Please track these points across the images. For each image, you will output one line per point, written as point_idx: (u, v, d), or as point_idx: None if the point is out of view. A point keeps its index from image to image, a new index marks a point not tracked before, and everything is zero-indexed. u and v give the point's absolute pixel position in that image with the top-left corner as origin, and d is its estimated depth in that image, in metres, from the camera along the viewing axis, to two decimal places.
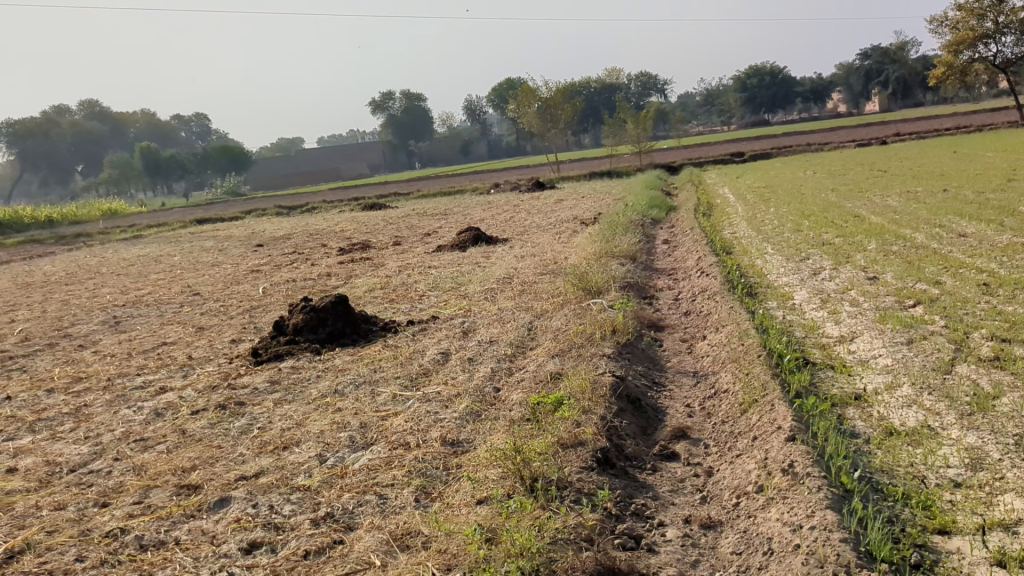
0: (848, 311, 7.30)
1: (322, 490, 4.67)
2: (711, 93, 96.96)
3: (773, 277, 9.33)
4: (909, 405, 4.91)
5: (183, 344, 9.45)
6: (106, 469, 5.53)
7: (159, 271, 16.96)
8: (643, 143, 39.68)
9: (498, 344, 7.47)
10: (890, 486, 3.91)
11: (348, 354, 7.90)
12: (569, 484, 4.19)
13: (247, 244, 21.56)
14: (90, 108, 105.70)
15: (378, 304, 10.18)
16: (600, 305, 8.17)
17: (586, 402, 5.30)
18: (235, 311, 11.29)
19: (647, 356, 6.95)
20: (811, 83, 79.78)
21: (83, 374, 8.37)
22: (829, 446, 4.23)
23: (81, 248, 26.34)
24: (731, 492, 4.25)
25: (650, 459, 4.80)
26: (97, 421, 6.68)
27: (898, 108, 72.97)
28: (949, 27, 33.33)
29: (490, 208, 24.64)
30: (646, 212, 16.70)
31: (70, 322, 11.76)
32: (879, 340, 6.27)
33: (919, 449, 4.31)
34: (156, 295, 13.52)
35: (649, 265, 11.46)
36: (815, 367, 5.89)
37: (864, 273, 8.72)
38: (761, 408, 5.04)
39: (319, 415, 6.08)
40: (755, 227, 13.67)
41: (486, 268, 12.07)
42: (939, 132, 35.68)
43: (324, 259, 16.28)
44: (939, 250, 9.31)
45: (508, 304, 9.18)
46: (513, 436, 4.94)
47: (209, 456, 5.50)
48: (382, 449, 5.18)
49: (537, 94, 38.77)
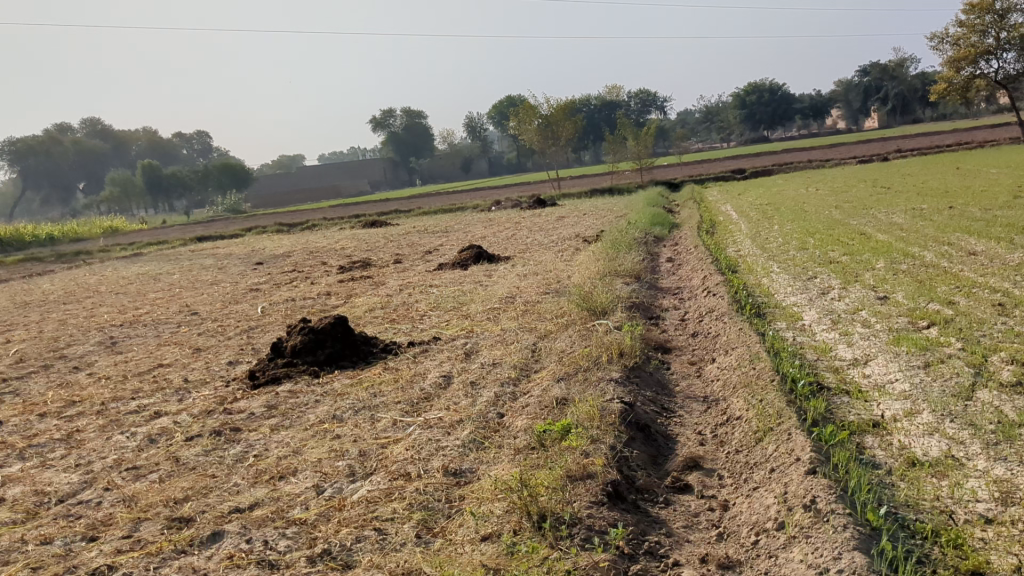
0: (860, 333, 7.10)
1: (319, 524, 4.47)
2: (709, 109, 97.08)
3: (782, 296, 9.14)
4: (931, 433, 4.71)
5: (179, 366, 9.27)
6: (95, 499, 5.33)
7: (158, 290, 16.82)
8: (644, 160, 39.54)
9: (502, 366, 7.30)
10: (917, 524, 3.71)
11: (348, 377, 7.71)
12: (579, 520, 3.99)
13: (247, 262, 21.43)
14: (91, 125, 105.57)
15: (378, 324, 10.02)
16: (606, 326, 7.96)
17: (595, 430, 5.10)
18: (233, 331, 11.12)
19: (655, 380, 6.74)
20: (809, 100, 79.83)
21: (78, 398, 8.16)
22: (852, 480, 4.03)
23: (79, 267, 26.12)
24: (750, 528, 4.04)
25: (662, 491, 4.60)
26: (88, 448, 6.48)
27: (897, 124, 73.06)
28: (950, 43, 33.30)
29: (491, 225, 24.58)
30: (648, 230, 16.51)
31: (67, 343, 11.58)
32: (894, 363, 6.07)
33: (944, 481, 4.11)
34: (154, 315, 13.36)
35: (654, 284, 11.30)
36: (830, 393, 5.67)
37: (875, 292, 8.54)
38: (777, 438, 4.84)
39: (318, 442, 5.89)
40: (760, 245, 13.52)
41: (487, 287, 11.91)
42: (941, 149, 35.59)
43: (325, 277, 16.14)
44: (951, 269, 9.14)
45: (512, 324, 9.00)
46: (519, 466, 4.73)
47: (203, 487, 5.31)
48: (382, 479, 4.98)
49: (537, 111, 38.73)
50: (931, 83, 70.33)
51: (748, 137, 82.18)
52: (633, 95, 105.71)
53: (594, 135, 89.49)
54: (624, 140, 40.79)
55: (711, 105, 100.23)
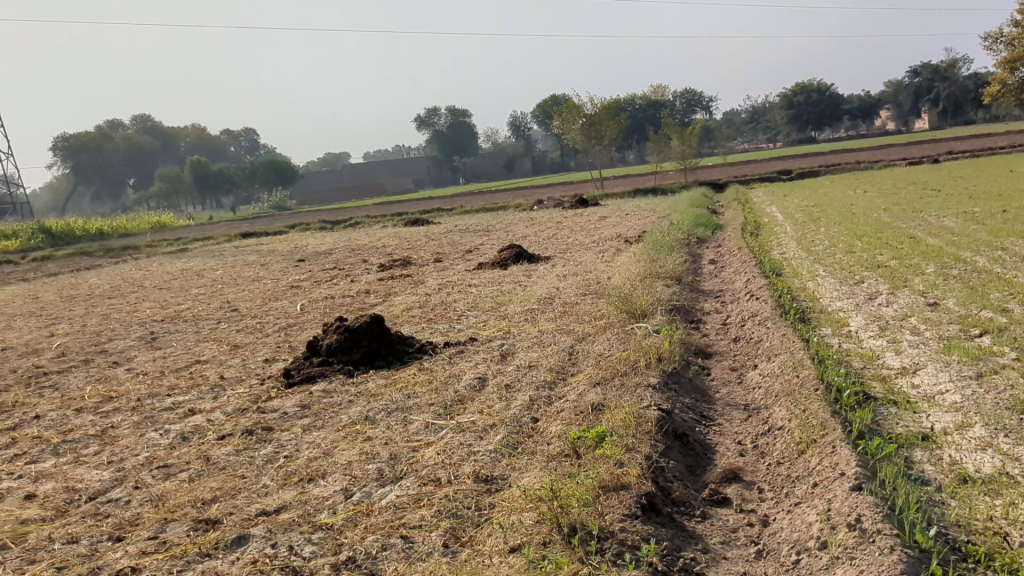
0: (909, 340, 6.84)
1: (345, 530, 4.37)
2: (756, 111, 95.82)
3: (828, 301, 8.89)
4: (984, 448, 4.48)
5: (216, 363, 9.25)
6: (124, 498, 5.28)
7: (201, 286, 16.90)
8: (688, 159, 39.09)
9: (538, 369, 7.16)
10: (969, 545, 3.51)
11: (382, 377, 7.61)
12: (611, 534, 3.84)
13: (290, 259, 21.49)
14: (142, 120, 107.11)
15: (415, 323, 9.93)
16: (645, 330, 7.76)
17: (630, 438, 4.94)
18: (271, 329, 11.08)
19: (694, 387, 6.56)
20: (858, 100, 78.49)
21: (115, 394, 8.17)
22: (899, 499, 3.83)
23: (126, 261, 26.37)
24: (790, 547, 3.85)
25: (699, 504, 4.43)
26: (122, 444, 6.45)
27: (948, 126, 71.54)
28: (1004, 44, 32.53)
29: (533, 225, 24.40)
30: (692, 231, 16.27)
31: (108, 338, 11.63)
32: (945, 373, 5.83)
33: (998, 501, 3.90)
34: (195, 310, 13.43)
35: (695, 286, 11.09)
36: (876, 403, 5.44)
37: (925, 298, 8.27)
38: (821, 451, 4.65)
39: (349, 444, 5.79)
40: (806, 247, 13.23)
41: (526, 287, 11.77)
42: (995, 151, 34.77)
43: (365, 275, 16.13)
44: (1004, 275, 8.83)
45: (550, 326, 8.85)
46: (550, 476, 4.59)
47: (232, 487, 5.23)
48: (411, 484, 4.87)
49: (581, 110, 38.50)
50: (984, 85, 68.76)
51: (795, 137, 80.99)
52: (679, 95, 104.63)
53: (638, 135, 89.20)
54: (668, 140, 40.35)
55: (758, 107, 99.03)
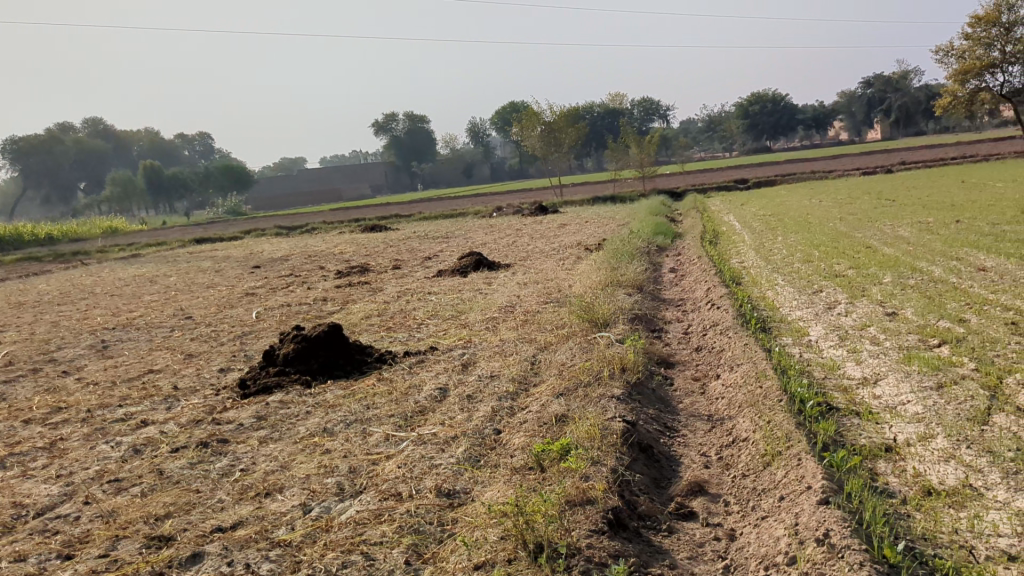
0: (869, 351, 6.87)
1: (304, 546, 4.25)
2: (712, 119, 96.80)
3: (787, 310, 8.94)
4: (947, 460, 4.49)
5: (169, 372, 9.04)
6: (74, 514, 5.10)
7: (154, 293, 16.57)
8: (647, 168, 39.28)
9: (500, 379, 7.08)
10: (937, 559, 3.50)
11: (341, 388, 7.46)
12: (578, 551, 3.78)
13: (245, 265, 21.17)
14: (94, 124, 105.33)
15: (374, 332, 9.80)
16: (607, 340, 7.72)
17: (595, 451, 4.88)
18: (226, 337, 10.88)
19: (658, 397, 6.53)
20: (812, 112, 79.72)
21: (64, 404, 7.93)
22: (867, 513, 3.82)
23: (77, 267, 25.82)
24: (758, 562, 3.82)
25: (665, 518, 4.39)
26: (71, 457, 6.25)
27: (900, 136, 72.88)
28: (955, 56, 33.24)
29: (491, 232, 24.29)
30: (650, 239, 16.31)
31: (57, 346, 11.32)
32: (906, 384, 5.84)
33: (963, 513, 3.90)
34: (148, 318, 13.15)
35: (656, 295, 11.10)
36: (839, 414, 5.45)
37: (883, 307, 8.34)
38: (787, 463, 4.63)
39: (307, 457, 5.66)
40: (764, 256, 13.32)
41: (486, 295, 11.70)
42: (947, 162, 35.42)
43: (322, 282, 15.95)
44: (959, 285, 8.95)
45: (511, 335, 8.77)
46: (515, 490, 4.51)
47: (186, 503, 5.08)
48: (372, 499, 4.76)
49: (540, 117, 38.54)
50: (935, 97, 70.17)
51: (750, 147, 82.02)
52: (637, 104, 105.53)
53: (597, 143, 89.68)
54: (627, 147, 40.53)
55: (715, 116, 100.18)
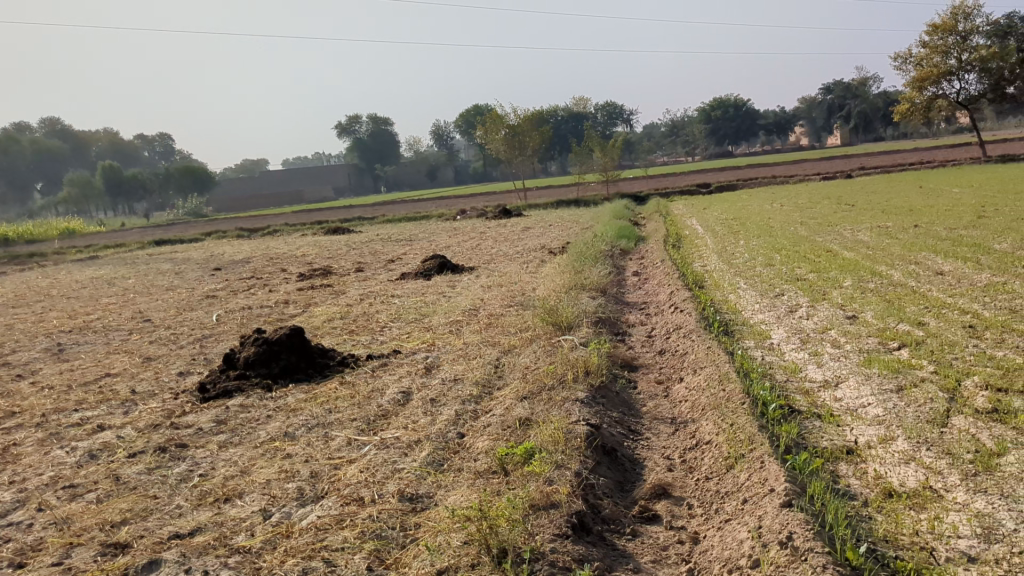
0: (830, 353, 6.93)
1: (263, 553, 4.18)
2: (675, 124, 97.54)
3: (749, 313, 8.99)
4: (907, 462, 4.53)
5: (127, 376, 8.88)
6: (26, 521, 4.97)
7: (111, 295, 16.30)
8: (610, 171, 39.42)
9: (463, 383, 7.03)
10: (899, 561, 3.52)
11: (302, 391, 7.37)
12: (542, 556, 3.76)
13: (205, 267, 20.92)
14: (51, 124, 103.75)
15: (337, 335, 9.71)
16: (571, 343, 7.72)
17: (559, 455, 4.87)
18: (185, 341, 10.72)
19: (621, 400, 6.53)
20: (773, 117, 80.68)
21: (17, 409, 7.75)
22: (829, 515, 3.83)
23: (32, 269, 25.37)
24: (721, 565, 3.82)
25: (629, 522, 4.38)
26: (24, 463, 6.11)
27: (858, 142, 73.97)
28: (913, 64, 33.80)
29: (455, 235, 24.22)
30: (614, 242, 16.35)
31: (10, 349, 11.07)
32: (866, 387, 5.89)
33: (923, 514, 3.93)
34: (106, 320, 12.93)
35: (619, 298, 11.11)
36: (800, 417, 5.48)
37: (843, 311, 8.41)
38: (750, 465, 4.64)
39: (267, 462, 5.58)
40: (726, 259, 13.41)
41: (450, 298, 11.64)
42: (905, 167, 35.98)
43: (284, 285, 15.78)
44: (918, 288, 9.07)
45: (474, 338, 8.73)
46: (479, 494, 4.48)
47: (143, 509, 4.98)
48: (333, 504, 4.70)
49: (505, 120, 38.59)
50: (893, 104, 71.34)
51: (713, 152, 82.83)
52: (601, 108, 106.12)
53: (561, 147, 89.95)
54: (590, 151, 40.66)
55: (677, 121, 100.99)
